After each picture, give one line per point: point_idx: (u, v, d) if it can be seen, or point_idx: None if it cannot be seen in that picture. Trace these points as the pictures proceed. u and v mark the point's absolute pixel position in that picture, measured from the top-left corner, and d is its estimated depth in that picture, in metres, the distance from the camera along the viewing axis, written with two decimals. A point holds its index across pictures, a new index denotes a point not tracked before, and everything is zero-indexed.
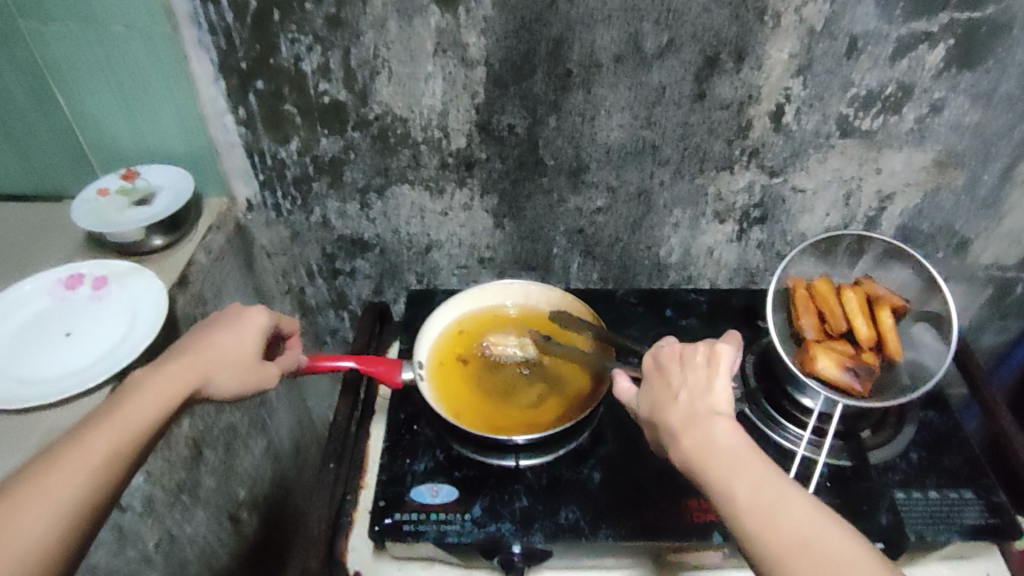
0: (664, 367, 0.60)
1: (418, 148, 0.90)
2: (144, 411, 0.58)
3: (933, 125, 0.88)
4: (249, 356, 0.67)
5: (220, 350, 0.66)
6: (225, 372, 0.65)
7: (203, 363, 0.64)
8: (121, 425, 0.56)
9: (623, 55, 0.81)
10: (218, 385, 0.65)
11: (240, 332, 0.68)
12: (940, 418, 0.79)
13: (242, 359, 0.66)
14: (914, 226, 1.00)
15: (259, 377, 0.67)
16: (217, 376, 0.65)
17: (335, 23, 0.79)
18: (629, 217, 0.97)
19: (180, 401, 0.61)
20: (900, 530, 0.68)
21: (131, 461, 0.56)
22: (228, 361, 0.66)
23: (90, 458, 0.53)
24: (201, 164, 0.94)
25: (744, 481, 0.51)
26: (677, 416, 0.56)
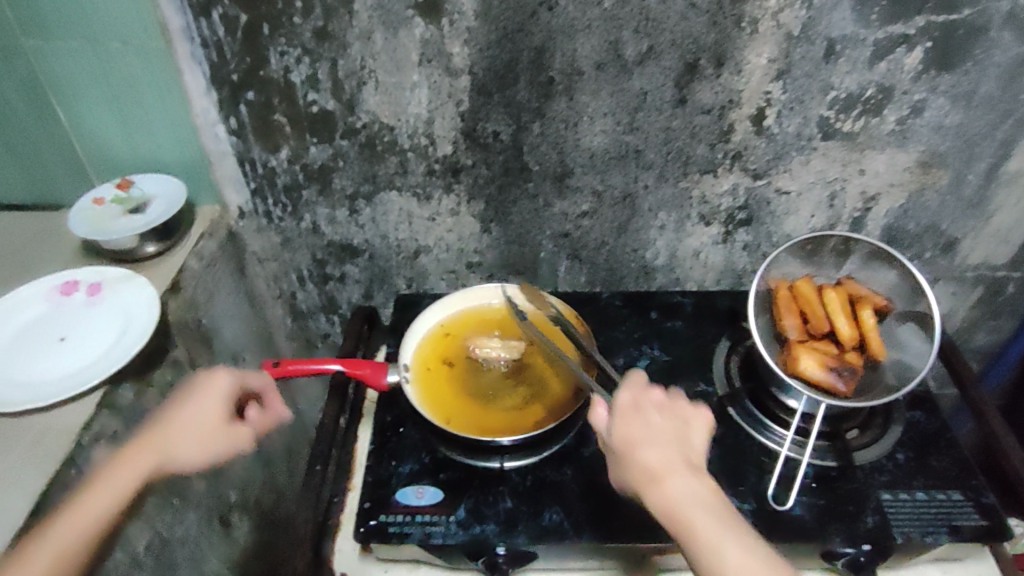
0: (643, 412, 0.62)
1: (405, 155, 0.92)
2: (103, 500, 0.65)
3: (915, 127, 0.89)
4: (210, 428, 0.71)
5: (180, 426, 0.71)
6: (187, 446, 0.70)
7: (163, 443, 0.69)
8: (73, 519, 0.63)
9: (604, 62, 0.82)
10: (180, 458, 0.69)
11: (199, 402, 0.72)
12: (927, 419, 0.79)
13: (202, 431, 0.71)
14: (900, 227, 1.00)
15: (221, 443, 0.71)
16: (178, 452, 0.69)
17: (323, 35, 0.81)
18: (614, 220, 0.99)
19: (138, 485, 0.67)
20: (886, 532, 0.68)
21: (85, 551, 0.62)
22: (191, 433, 0.71)
23: (39, 557, 0.60)
24: (194, 173, 0.96)
25: (729, 537, 0.56)
26: (661, 465, 0.59)
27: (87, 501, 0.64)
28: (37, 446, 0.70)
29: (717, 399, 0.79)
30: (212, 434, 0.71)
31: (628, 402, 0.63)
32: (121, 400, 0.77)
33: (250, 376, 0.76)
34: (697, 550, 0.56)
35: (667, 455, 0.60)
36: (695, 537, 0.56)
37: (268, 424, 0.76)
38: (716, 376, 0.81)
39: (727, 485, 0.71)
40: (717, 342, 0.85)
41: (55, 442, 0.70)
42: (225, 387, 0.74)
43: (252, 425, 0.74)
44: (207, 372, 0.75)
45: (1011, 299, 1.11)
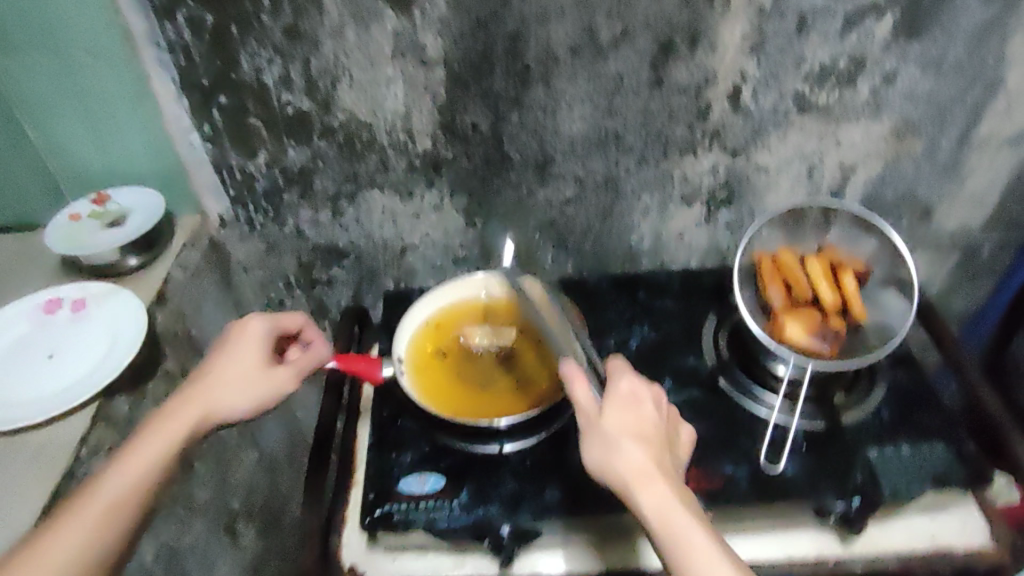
0: (641, 401, 0.59)
1: (385, 152, 0.91)
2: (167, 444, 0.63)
3: (887, 96, 0.90)
4: (258, 370, 0.70)
5: (230, 371, 0.69)
6: (239, 389, 0.69)
7: (214, 388, 0.68)
8: (130, 463, 0.60)
9: (578, 47, 0.82)
10: (230, 399, 0.68)
11: (236, 347, 0.71)
12: (910, 377, 0.79)
13: (251, 372, 0.70)
14: (878, 196, 1.02)
15: (268, 380, 0.70)
16: (231, 393, 0.68)
17: (293, 34, 0.80)
18: (598, 206, 0.99)
19: (190, 427, 0.65)
20: (875, 486, 0.68)
21: (145, 493, 0.60)
22: (236, 377, 0.69)
23: (97, 503, 0.57)
24: (171, 182, 0.95)
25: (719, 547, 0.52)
26: (655, 461, 0.56)
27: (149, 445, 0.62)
28: (37, 459, 0.70)
29: (708, 371, 0.79)
30: (261, 377, 0.70)
31: (626, 389, 0.60)
32: (116, 413, 0.76)
33: (283, 319, 0.76)
34: (679, 550, 0.52)
35: (658, 452, 0.57)
36: (683, 540, 0.52)
37: (315, 362, 0.74)
38: (705, 350, 0.81)
39: (722, 451, 0.72)
40: (708, 318, 0.86)
41: (55, 455, 0.70)
42: (263, 333, 0.74)
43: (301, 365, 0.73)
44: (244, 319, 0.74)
45: (988, 262, 1.13)
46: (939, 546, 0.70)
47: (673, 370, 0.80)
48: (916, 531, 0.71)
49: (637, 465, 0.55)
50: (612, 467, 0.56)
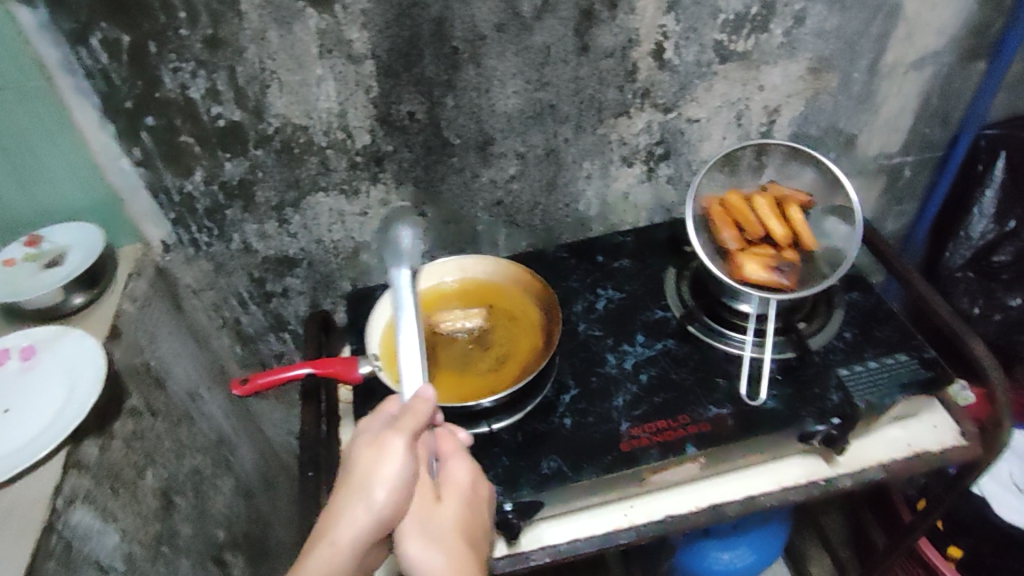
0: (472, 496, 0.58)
1: (325, 153, 0.91)
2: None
3: (799, 36, 0.94)
4: (372, 460, 0.53)
5: (351, 471, 0.54)
6: (363, 494, 0.52)
7: (335, 502, 0.54)
8: None
9: (503, 23, 0.83)
10: (354, 523, 0.52)
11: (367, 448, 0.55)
12: (864, 298, 0.80)
13: (372, 465, 0.53)
14: (803, 133, 1.07)
15: (388, 480, 0.53)
16: (357, 504, 0.53)
17: (213, 43, 0.77)
18: (542, 179, 1.01)
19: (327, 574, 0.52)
20: (850, 403, 0.69)
21: None
22: (359, 494, 0.53)
23: None
24: (106, 214, 0.91)
25: None
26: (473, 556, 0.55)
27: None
28: (7, 521, 0.65)
29: (677, 322, 0.79)
30: (379, 462, 0.53)
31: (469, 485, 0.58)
32: (89, 457, 0.72)
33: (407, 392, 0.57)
34: None
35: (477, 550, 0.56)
36: None
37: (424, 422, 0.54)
38: (671, 302, 0.81)
39: (704, 395, 0.72)
40: (665, 271, 0.85)
41: (27, 515, 0.66)
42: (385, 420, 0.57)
43: (410, 426, 0.54)
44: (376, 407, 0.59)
45: (910, 182, 1.21)
46: (917, 450, 0.73)
47: (642, 325, 0.80)
48: (892, 441, 0.74)
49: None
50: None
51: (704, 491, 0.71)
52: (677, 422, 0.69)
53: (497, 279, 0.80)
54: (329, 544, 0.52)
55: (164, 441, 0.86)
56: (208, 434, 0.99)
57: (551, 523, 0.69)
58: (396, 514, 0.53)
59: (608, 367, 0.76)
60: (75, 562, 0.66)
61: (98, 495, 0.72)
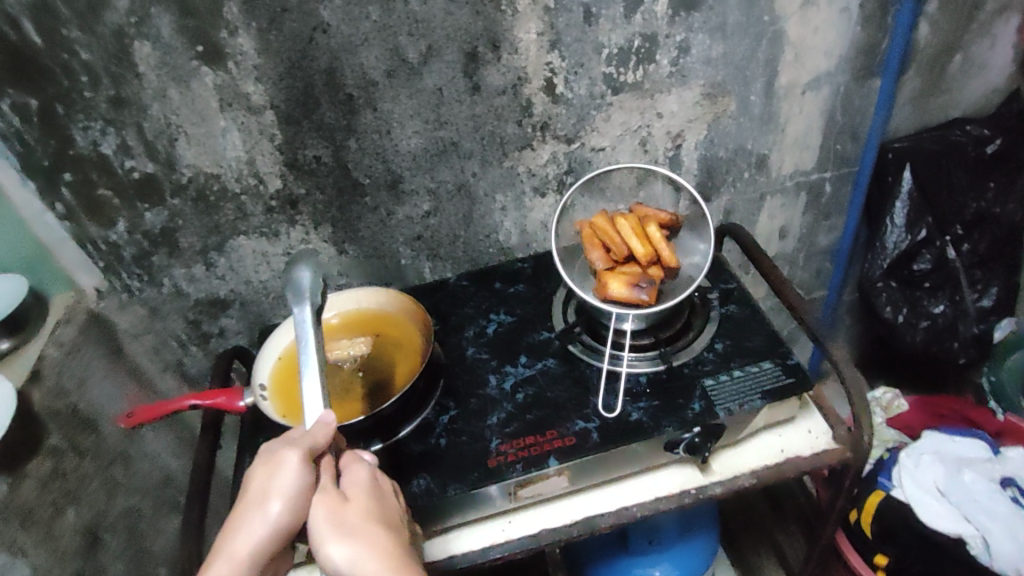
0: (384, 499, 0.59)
1: (240, 199, 0.96)
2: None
3: (688, 64, 0.98)
4: (265, 474, 0.54)
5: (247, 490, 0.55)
6: (259, 506, 0.53)
7: (232, 520, 0.54)
8: None
9: (392, 69, 0.89)
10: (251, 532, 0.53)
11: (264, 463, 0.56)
12: (738, 310, 0.84)
13: (266, 477, 0.55)
14: (712, 155, 1.10)
15: (286, 484, 0.54)
16: (252, 517, 0.53)
17: (118, 103, 0.84)
18: (457, 213, 1.05)
19: None
20: (710, 411, 0.71)
21: None
22: (255, 505, 0.54)
23: None
24: (34, 265, 0.96)
25: None
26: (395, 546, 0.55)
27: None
28: None
29: (559, 342, 0.83)
30: (274, 475, 0.54)
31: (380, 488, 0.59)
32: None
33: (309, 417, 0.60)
34: None
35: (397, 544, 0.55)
36: None
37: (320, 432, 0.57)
38: (555, 322, 0.85)
39: (573, 411, 0.74)
40: (556, 292, 0.89)
41: None
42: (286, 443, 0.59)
43: (304, 439, 0.56)
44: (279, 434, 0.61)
45: (835, 197, 1.23)
46: (789, 455, 0.75)
47: (527, 346, 0.83)
48: (768, 447, 0.77)
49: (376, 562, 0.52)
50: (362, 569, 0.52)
51: (580, 504, 0.73)
52: (544, 438, 0.72)
53: (387, 309, 0.84)
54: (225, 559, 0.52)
55: (91, 480, 0.90)
56: (151, 473, 1.03)
57: (433, 541, 0.71)
58: (296, 526, 0.54)
59: (488, 388, 0.78)
60: None
61: (6, 532, 0.75)
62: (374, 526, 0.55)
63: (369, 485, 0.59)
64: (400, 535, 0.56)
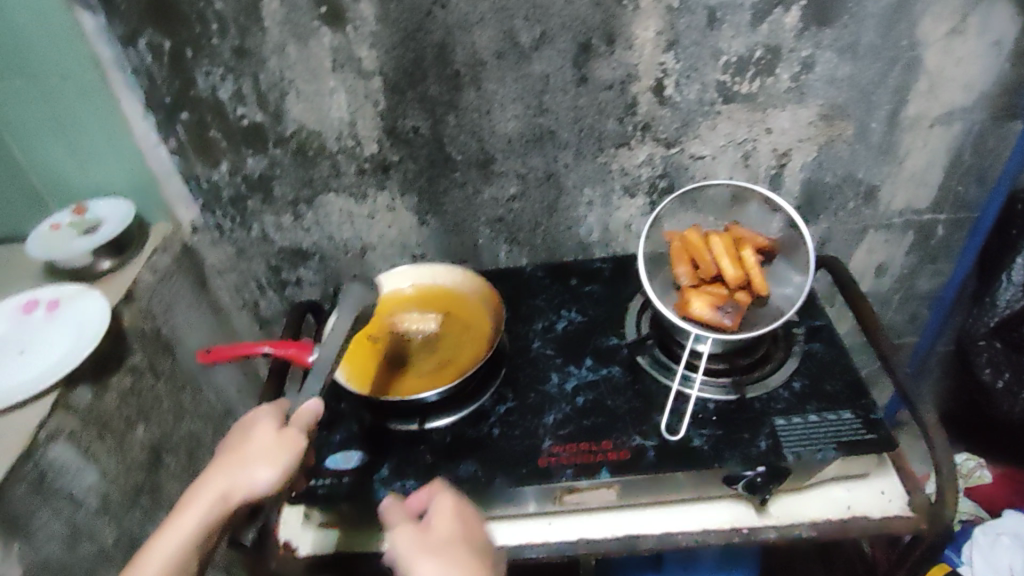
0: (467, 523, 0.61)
1: (335, 157, 0.99)
2: (173, 534, 0.61)
3: (810, 82, 0.93)
4: (270, 445, 0.64)
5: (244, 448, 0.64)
6: (253, 468, 0.63)
7: (224, 470, 0.63)
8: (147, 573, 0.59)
9: (502, 51, 0.88)
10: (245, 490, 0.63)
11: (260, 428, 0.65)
12: (824, 349, 0.82)
13: (264, 445, 0.64)
14: (817, 180, 1.05)
15: (279, 457, 0.64)
16: (246, 475, 0.63)
17: (241, 53, 0.88)
18: (543, 201, 1.04)
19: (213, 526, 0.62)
20: (778, 452, 0.70)
21: None
22: (251, 464, 0.63)
23: None
24: (143, 193, 1.02)
25: None
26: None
27: (161, 542, 0.62)
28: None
29: (627, 351, 0.82)
30: (275, 447, 0.64)
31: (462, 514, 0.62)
32: (78, 402, 0.80)
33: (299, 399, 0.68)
34: None
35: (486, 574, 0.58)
36: None
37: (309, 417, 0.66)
38: (627, 330, 0.84)
39: (632, 425, 0.74)
40: (631, 300, 0.88)
41: (9, 440, 0.73)
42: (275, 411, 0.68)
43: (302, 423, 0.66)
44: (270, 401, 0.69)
45: (946, 241, 1.15)
46: (855, 513, 0.74)
47: (594, 350, 0.83)
48: (833, 500, 0.76)
49: None
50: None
51: (623, 520, 0.74)
52: (599, 447, 0.72)
53: (461, 289, 0.85)
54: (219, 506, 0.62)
55: (162, 402, 0.95)
56: (213, 403, 1.08)
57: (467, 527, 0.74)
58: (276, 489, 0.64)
59: (548, 385, 0.79)
60: (46, 490, 0.74)
61: (82, 436, 0.80)
62: (450, 551, 0.57)
63: (452, 512, 0.61)
64: (481, 561, 0.57)
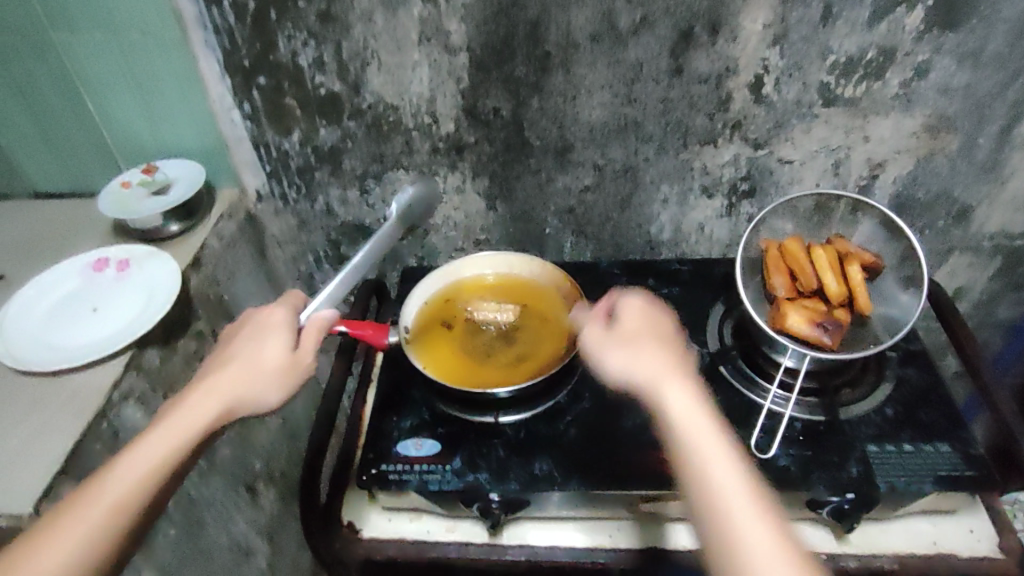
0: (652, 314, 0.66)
1: (410, 134, 0.96)
2: (167, 434, 0.60)
3: (919, 89, 0.88)
4: (284, 362, 0.69)
5: (255, 358, 0.68)
6: (267, 382, 0.67)
7: (235, 374, 0.67)
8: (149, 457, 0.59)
9: (598, 34, 0.84)
10: (256, 399, 0.66)
11: (271, 338, 0.70)
12: (917, 375, 0.76)
13: (276, 357, 0.69)
14: (909, 195, 0.99)
15: (292, 375, 0.69)
16: (260, 385, 0.67)
17: (326, 17, 0.85)
18: (617, 195, 1.00)
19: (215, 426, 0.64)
20: (871, 480, 0.66)
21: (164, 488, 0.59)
22: (265, 376, 0.68)
23: (117, 495, 0.56)
24: (214, 156, 1.01)
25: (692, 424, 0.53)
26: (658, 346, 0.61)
27: (155, 438, 0.60)
28: (72, 400, 0.75)
29: (709, 359, 0.78)
30: (286, 364, 0.69)
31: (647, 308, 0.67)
32: (148, 363, 0.81)
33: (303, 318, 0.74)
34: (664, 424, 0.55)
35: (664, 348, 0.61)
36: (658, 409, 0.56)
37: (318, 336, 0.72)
38: (709, 338, 0.80)
39: None
40: (713, 307, 0.84)
41: (88, 397, 0.75)
42: (286, 320, 0.73)
43: (310, 341, 0.71)
44: (275, 310, 0.73)
45: None
46: (941, 550, 0.69)
47: None
48: (917, 534, 0.70)
49: (643, 360, 0.59)
50: (624, 373, 0.60)
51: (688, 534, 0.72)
52: None
53: (540, 281, 0.85)
54: (228, 407, 0.65)
55: None
56: None
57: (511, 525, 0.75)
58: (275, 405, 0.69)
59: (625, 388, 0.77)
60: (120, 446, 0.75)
61: (150, 398, 0.81)
62: (631, 334, 0.63)
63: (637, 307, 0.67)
64: (664, 343, 0.61)
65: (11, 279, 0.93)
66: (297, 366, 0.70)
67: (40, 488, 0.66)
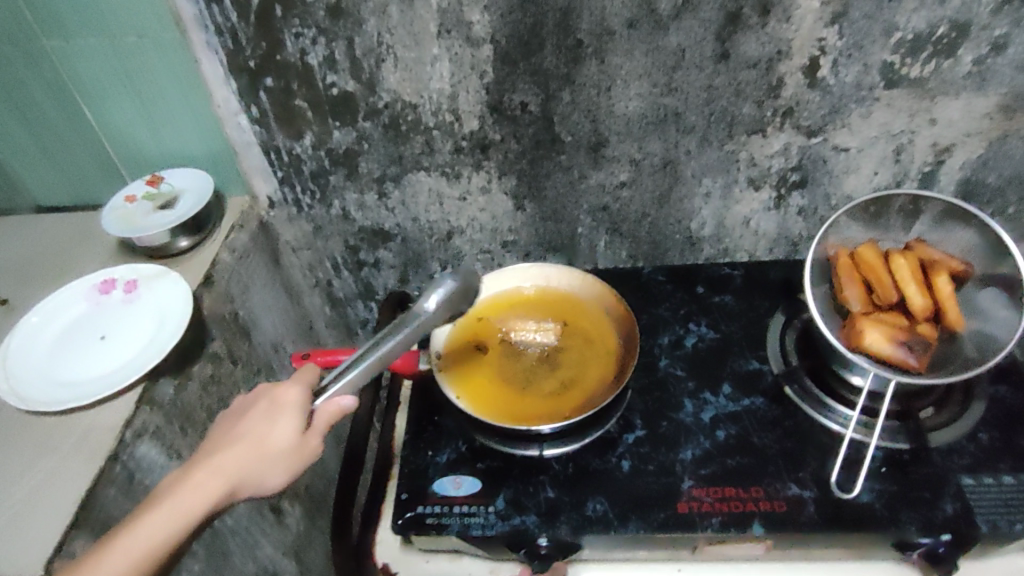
0: None
1: (431, 133, 0.88)
2: (163, 524, 0.57)
3: (994, 67, 0.79)
4: (294, 445, 0.63)
5: (268, 438, 0.63)
6: (273, 468, 0.63)
7: (243, 454, 0.62)
8: (143, 544, 0.56)
9: (636, 19, 0.76)
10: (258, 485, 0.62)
11: (282, 415, 0.64)
12: (1011, 394, 0.76)
13: (286, 439, 0.63)
14: (978, 180, 0.90)
15: (301, 460, 0.64)
16: (266, 471, 0.63)
17: (336, 12, 0.77)
18: (655, 190, 0.93)
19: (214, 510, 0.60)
20: (969, 521, 0.66)
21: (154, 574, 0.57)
22: (273, 459, 0.63)
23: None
24: (222, 164, 0.95)
25: None
26: None
27: (150, 522, 0.57)
28: (84, 442, 0.72)
29: (774, 378, 0.80)
30: (297, 448, 0.64)
31: None
32: (161, 396, 0.77)
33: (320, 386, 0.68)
34: None
35: None
36: None
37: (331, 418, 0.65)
38: (770, 355, 0.82)
39: (787, 472, 0.71)
40: (774, 317, 0.87)
41: (100, 440, 0.71)
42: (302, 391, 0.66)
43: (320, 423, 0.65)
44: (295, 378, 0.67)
45: None
46: None
47: (731, 376, 0.81)
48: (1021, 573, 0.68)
49: None
50: None
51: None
52: (747, 495, 0.69)
53: (578, 295, 0.84)
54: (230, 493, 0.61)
55: (241, 387, 0.89)
56: None
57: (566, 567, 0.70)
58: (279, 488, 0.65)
59: (682, 414, 0.77)
60: (136, 491, 0.71)
61: (167, 433, 0.76)
62: None
63: None
64: None
65: (14, 304, 0.89)
66: (306, 448, 0.64)
67: (53, 546, 0.63)
